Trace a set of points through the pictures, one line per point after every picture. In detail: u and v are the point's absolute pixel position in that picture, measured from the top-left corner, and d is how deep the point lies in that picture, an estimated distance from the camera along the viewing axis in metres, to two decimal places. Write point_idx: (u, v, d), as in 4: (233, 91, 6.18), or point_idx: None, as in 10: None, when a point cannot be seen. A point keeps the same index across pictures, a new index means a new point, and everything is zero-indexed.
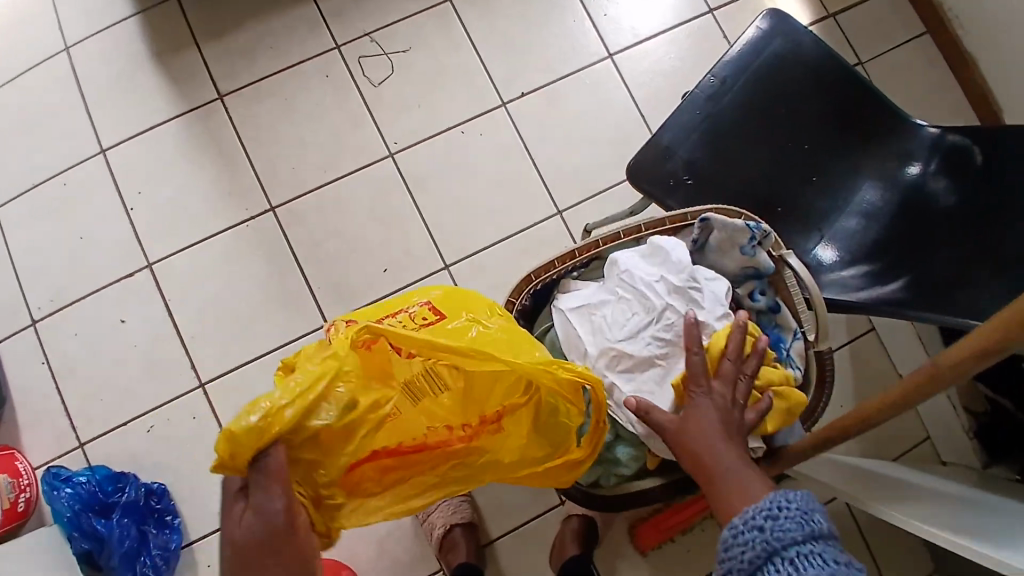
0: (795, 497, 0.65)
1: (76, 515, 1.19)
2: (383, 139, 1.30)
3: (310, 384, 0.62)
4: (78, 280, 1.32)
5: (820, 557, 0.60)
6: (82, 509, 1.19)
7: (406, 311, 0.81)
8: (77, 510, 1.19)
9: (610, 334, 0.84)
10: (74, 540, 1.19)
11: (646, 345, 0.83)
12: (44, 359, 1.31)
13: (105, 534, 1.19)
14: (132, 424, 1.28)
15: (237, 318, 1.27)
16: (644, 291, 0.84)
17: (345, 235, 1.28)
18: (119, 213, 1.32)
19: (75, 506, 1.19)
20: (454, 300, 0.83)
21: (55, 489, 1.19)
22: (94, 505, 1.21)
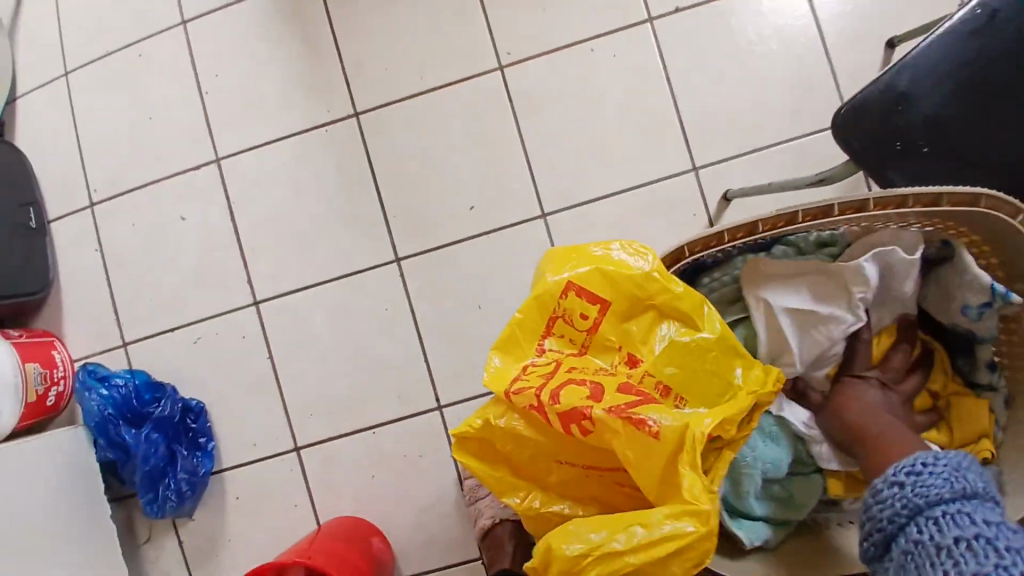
0: (940, 455, 0.59)
1: (108, 418, 1.10)
2: (495, 49, 1.09)
3: (655, 538, 0.54)
4: (139, 165, 1.19)
5: (969, 517, 0.53)
6: (114, 413, 1.10)
7: (568, 302, 0.64)
8: (107, 415, 1.10)
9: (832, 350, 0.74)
10: (102, 446, 1.11)
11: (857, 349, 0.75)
12: (98, 246, 1.19)
13: (132, 444, 1.09)
14: (175, 332, 1.15)
15: (302, 235, 1.11)
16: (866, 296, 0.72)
17: (435, 159, 1.09)
18: (192, 95, 1.17)
19: (107, 409, 1.10)
20: (618, 273, 0.64)
21: (90, 389, 1.11)
22: (125, 411, 1.11)
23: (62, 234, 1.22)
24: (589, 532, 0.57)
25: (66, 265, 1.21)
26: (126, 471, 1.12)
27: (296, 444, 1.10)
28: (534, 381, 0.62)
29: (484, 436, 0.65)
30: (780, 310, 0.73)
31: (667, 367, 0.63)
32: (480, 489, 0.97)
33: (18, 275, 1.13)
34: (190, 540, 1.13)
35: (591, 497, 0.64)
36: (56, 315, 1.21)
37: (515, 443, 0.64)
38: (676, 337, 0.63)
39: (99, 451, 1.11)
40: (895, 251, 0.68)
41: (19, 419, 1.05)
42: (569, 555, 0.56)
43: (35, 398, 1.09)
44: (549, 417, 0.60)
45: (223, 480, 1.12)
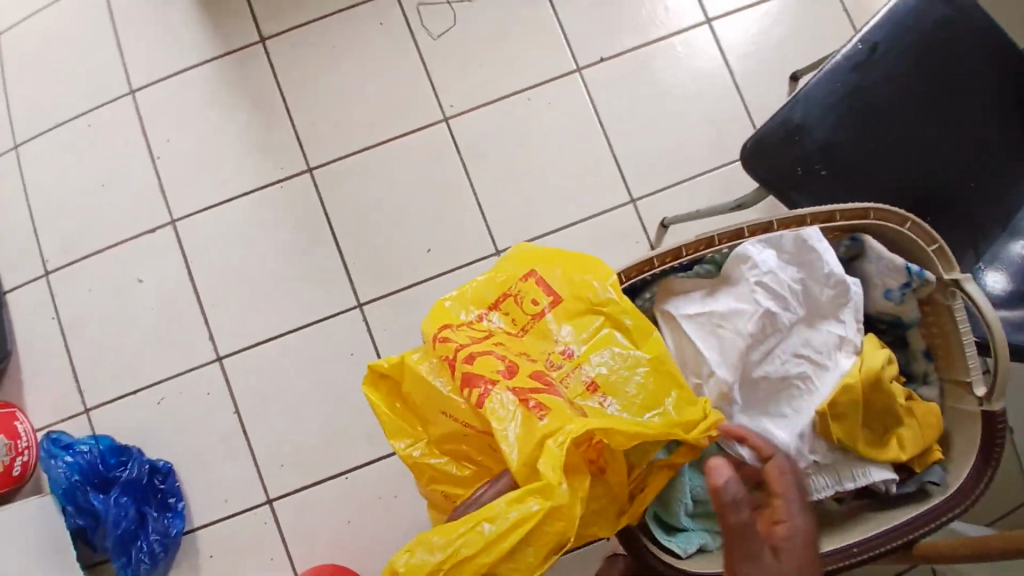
0: None
1: (74, 486, 1.09)
2: (438, 101, 1.16)
3: (504, 530, 0.55)
4: (95, 231, 1.20)
5: None
6: (80, 480, 1.10)
7: (516, 294, 0.69)
8: (74, 482, 1.09)
9: (746, 355, 0.67)
10: (70, 514, 1.10)
11: (788, 363, 0.69)
12: (55, 315, 1.20)
13: (99, 510, 1.08)
14: (140, 395, 1.15)
15: (263, 289, 1.14)
16: (786, 298, 0.68)
17: (389, 207, 1.14)
18: (145, 160, 1.20)
19: (72, 477, 1.09)
20: (573, 276, 0.68)
21: (53, 458, 1.10)
22: (91, 477, 1.10)
23: (17, 305, 1.22)
24: (441, 530, 0.56)
25: (22, 336, 1.21)
26: (96, 538, 1.11)
27: (268, 495, 1.11)
28: (462, 339, 0.66)
29: (391, 373, 0.68)
30: (682, 318, 0.69)
31: (591, 363, 0.65)
32: None
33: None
34: None
35: (468, 455, 0.65)
36: (14, 387, 1.20)
37: (417, 388, 0.66)
38: (610, 343, 0.66)
39: (68, 520, 1.10)
40: (784, 238, 0.67)
41: None
42: (421, 564, 0.55)
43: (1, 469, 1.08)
44: (456, 372, 0.63)
45: (196, 540, 1.12)
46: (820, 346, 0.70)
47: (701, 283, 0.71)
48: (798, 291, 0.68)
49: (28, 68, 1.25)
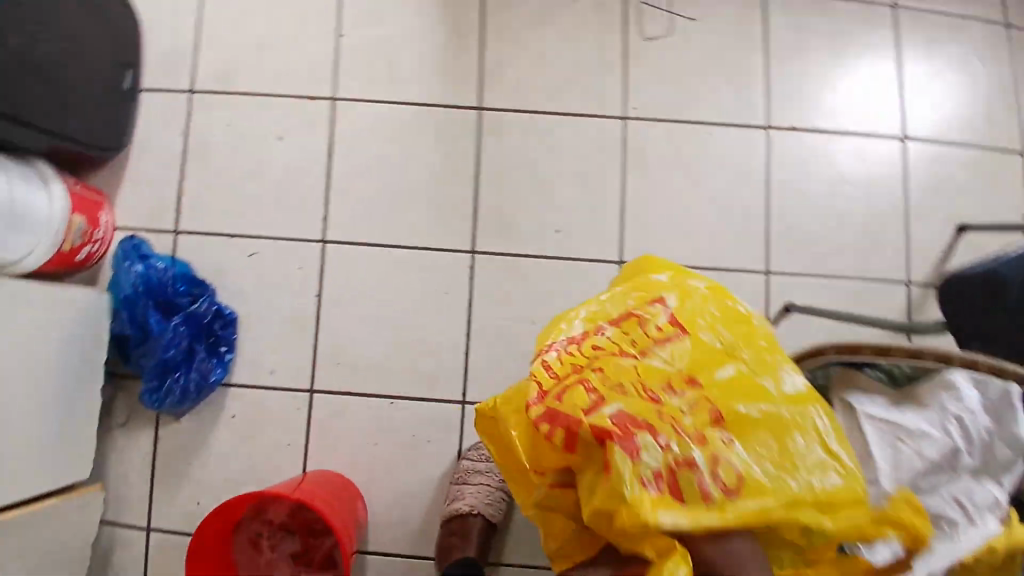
0: None
1: (136, 295, 1.06)
2: (624, 100, 1.16)
3: None
4: (253, 73, 1.19)
5: None
6: (144, 292, 1.06)
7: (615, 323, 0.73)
8: (138, 292, 1.06)
9: (919, 480, 0.70)
10: (118, 319, 1.07)
11: (951, 509, 0.69)
12: (182, 132, 1.18)
13: (151, 327, 1.05)
14: (235, 241, 1.14)
15: (389, 197, 1.14)
16: (974, 443, 0.70)
17: (538, 176, 1.15)
18: (328, 30, 1.19)
19: (138, 286, 1.06)
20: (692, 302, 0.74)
21: (129, 261, 1.08)
22: (155, 294, 1.07)
23: (148, 107, 1.19)
24: None
25: (140, 137, 1.19)
26: (130, 353, 1.08)
27: (312, 385, 1.12)
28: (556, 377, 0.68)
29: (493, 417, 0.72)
30: (864, 414, 0.74)
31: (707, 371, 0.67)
32: (459, 489, 1.01)
33: (98, 130, 1.10)
34: (170, 442, 1.11)
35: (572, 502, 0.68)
36: (108, 178, 1.18)
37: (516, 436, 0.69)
38: (727, 350, 0.69)
39: (114, 324, 1.07)
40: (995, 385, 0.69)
41: (44, 263, 1.03)
42: None
43: (67, 249, 1.07)
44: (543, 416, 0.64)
45: (224, 395, 1.11)
46: (990, 510, 0.68)
47: (892, 394, 0.75)
48: (989, 443, 0.70)
49: None
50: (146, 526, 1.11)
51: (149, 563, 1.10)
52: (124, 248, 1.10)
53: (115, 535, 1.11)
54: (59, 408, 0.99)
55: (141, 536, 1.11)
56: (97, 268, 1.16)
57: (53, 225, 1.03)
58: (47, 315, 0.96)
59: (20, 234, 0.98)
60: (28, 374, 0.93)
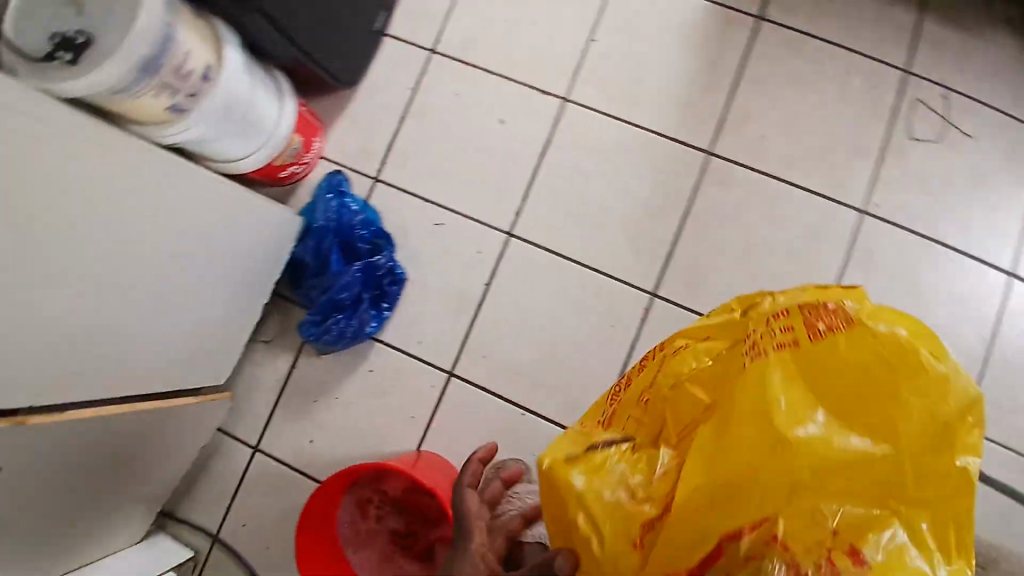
0: None
1: (325, 230, 1.06)
2: (867, 192, 1.08)
3: None
4: (495, 48, 1.14)
5: None
6: (333, 228, 1.07)
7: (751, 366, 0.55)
8: (328, 226, 1.06)
9: None
10: (301, 246, 1.07)
11: None
12: (411, 87, 1.15)
13: (330, 267, 1.06)
14: (427, 206, 1.13)
15: (588, 214, 1.10)
16: None
17: (751, 243, 1.07)
18: (584, 29, 1.13)
19: (330, 222, 1.06)
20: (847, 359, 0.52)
21: (331, 193, 1.08)
22: (341, 234, 1.07)
23: (384, 50, 1.16)
24: None
25: (368, 80, 1.16)
26: (301, 280, 1.08)
27: (452, 368, 1.10)
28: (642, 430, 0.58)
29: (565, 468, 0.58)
30: None
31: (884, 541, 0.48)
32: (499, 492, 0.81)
33: (340, 62, 1.06)
34: (303, 374, 1.12)
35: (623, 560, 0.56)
36: (324, 108, 1.15)
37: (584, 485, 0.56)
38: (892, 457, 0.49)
39: (296, 249, 1.08)
40: None
41: (253, 169, 1.01)
42: None
43: (277, 163, 1.04)
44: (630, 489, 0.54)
45: (369, 348, 1.12)
46: None
47: None
48: None
49: None
50: (253, 446, 1.12)
51: (245, 481, 1.12)
52: (326, 181, 1.10)
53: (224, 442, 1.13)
54: (219, 318, 0.98)
55: (245, 454, 1.12)
56: (293, 192, 1.13)
57: (271, 134, 0.98)
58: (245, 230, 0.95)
59: (244, 138, 0.94)
60: (209, 280, 0.93)
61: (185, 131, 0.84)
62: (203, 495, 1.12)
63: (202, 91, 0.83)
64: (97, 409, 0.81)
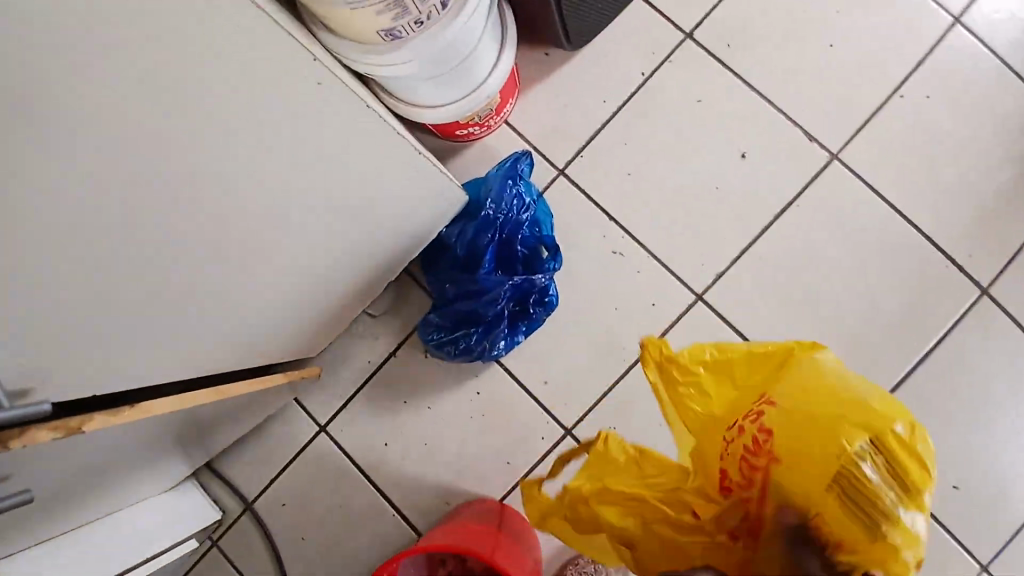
0: None
1: (489, 223, 0.84)
2: None
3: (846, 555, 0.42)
4: (769, 64, 0.88)
5: None
6: (498, 223, 0.84)
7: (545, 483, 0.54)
8: (495, 218, 0.84)
9: None
10: (453, 230, 0.86)
11: None
12: (645, 74, 0.89)
13: (480, 269, 0.85)
14: (611, 226, 0.90)
15: (805, 308, 0.88)
16: None
17: (985, 411, 0.86)
18: (887, 79, 0.88)
19: (498, 215, 0.84)
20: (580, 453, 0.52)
21: (510, 180, 0.84)
22: (504, 232, 0.85)
23: (629, 15, 0.90)
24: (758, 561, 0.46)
25: (595, 43, 0.90)
26: (440, 268, 0.88)
27: (572, 426, 0.90)
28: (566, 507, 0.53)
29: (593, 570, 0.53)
30: None
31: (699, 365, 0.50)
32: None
33: (577, 12, 0.80)
34: (402, 367, 0.93)
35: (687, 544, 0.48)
36: (532, 61, 0.90)
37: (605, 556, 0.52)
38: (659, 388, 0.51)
39: (445, 231, 0.86)
40: None
41: (433, 122, 0.78)
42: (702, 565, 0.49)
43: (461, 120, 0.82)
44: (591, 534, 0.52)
45: (486, 368, 0.92)
46: None
47: None
48: None
49: None
50: (320, 425, 0.95)
51: (297, 460, 0.95)
52: (506, 160, 0.86)
53: (291, 408, 0.96)
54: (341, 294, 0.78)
55: (308, 430, 0.95)
56: (459, 150, 0.91)
57: (470, 87, 0.75)
58: (418, 209, 0.72)
59: (443, 85, 0.71)
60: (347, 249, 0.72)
61: (385, 61, 0.62)
62: (249, 456, 0.96)
63: (430, 22, 0.59)
64: (176, 401, 0.59)
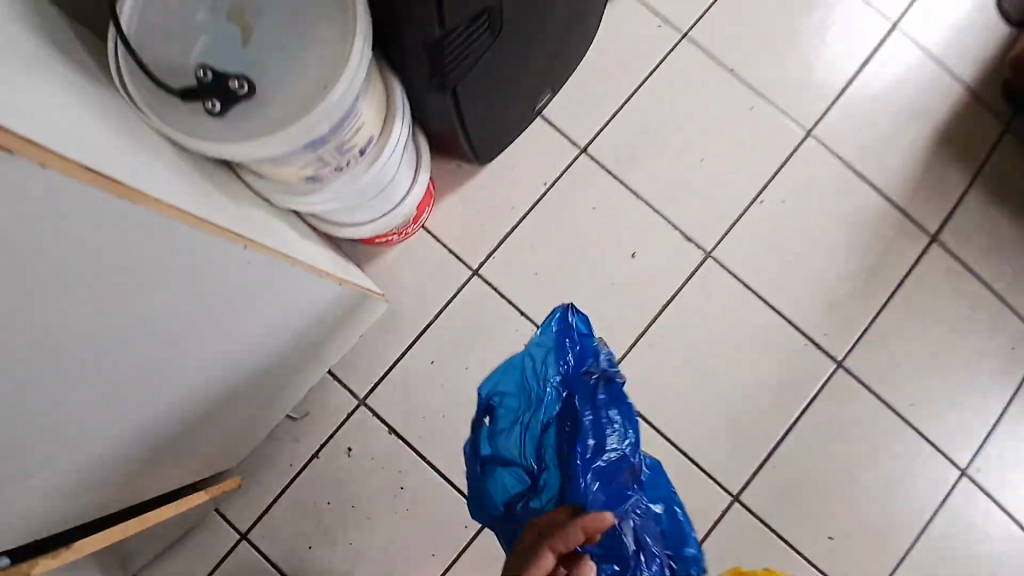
0: None
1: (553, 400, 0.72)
2: (970, 452, 1.04)
3: None
4: (655, 176, 1.02)
5: None
6: (571, 427, 0.72)
7: None
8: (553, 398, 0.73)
9: None
10: (501, 440, 0.72)
11: None
12: (548, 183, 1.00)
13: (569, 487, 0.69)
14: (524, 322, 0.97)
15: (698, 389, 0.99)
16: None
17: (844, 468, 1.02)
18: (751, 187, 1.03)
19: (557, 393, 0.73)
20: None
21: (568, 343, 0.75)
22: (572, 423, 0.72)
23: (530, 135, 1.01)
24: None
25: (501, 157, 1.00)
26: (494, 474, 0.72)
27: None
28: None
29: None
30: None
31: None
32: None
33: (483, 137, 0.86)
34: (327, 469, 0.95)
35: None
36: (444, 173, 0.99)
37: None
38: None
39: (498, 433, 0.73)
40: None
41: (354, 237, 0.83)
42: None
43: (379, 233, 0.87)
44: None
45: (411, 464, 0.95)
46: None
47: None
48: None
49: (765, 10, 1.08)
50: (241, 533, 0.93)
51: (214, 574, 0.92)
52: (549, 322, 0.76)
53: (209, 519, 0.93)
54: (259, 402, 0.80)
55: (227, 540, 0.93)
56: (378, 253, 0.98)
57: (390, 208, 0.80)
58: (321, 316, 0.77)
59: (362, 210, 0.77)
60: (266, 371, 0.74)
61: (306, 203, 0.67)
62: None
63: (351, 168, 0.65)
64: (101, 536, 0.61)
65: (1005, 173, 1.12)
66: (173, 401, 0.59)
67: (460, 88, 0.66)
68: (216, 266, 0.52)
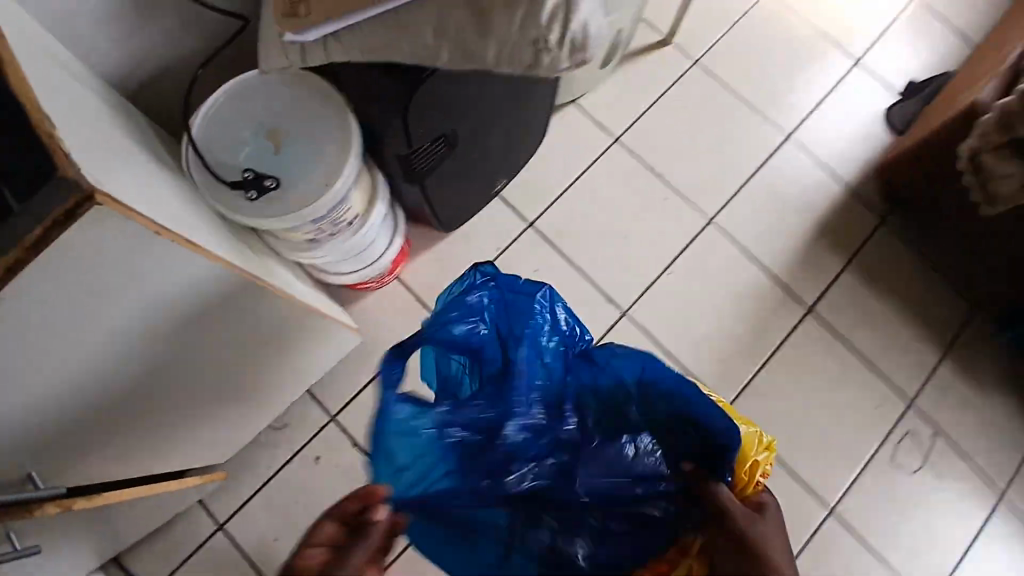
0: None
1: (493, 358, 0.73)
2: (842, 491, 1.24)
3: None
4: (585, 248, 1.27)
5: None
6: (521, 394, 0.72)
7: None
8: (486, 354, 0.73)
9: None
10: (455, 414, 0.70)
11: None
12: (500, 249, 1.25)
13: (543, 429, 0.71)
14: None
15: None
16: None
17: None
18: (662, 261, 1.28)
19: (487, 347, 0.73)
20: None
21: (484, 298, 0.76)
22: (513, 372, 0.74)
23: (488, 210, 1.26)
24: None
25: (464, 227, 1.25)
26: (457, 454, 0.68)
27: None
28: None
29: None
30: None
31: None
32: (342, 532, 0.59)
33: (449, 213, 1.12)
34: (299, 472, 1.15)
35: None
36: (416, 236, 1.24)
37: None
38: None
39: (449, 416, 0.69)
40: None
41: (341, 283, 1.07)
42: None
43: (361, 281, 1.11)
44: None
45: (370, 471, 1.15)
46: None
47: None
48: None
49: (683, 123, 1.37)
50: (221, 522, 1.12)
51: (195, 555, 1.11)
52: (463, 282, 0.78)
53: (196, 508, 1.12)
54: (258, 410, 1.01)
55: (208, 527, 1.12)
56: (357, 297, 1.21)
57: (371, 263, 1.04)
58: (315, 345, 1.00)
59: (349, 264, 1.00)
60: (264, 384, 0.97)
61: (307, 257, 0.90)
62: (149, 553, 1.10)
63: (342, 234, 0.89)
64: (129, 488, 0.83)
65: (883, 260, 1.36)
66: (190, 392, 0.82)
67: (426, 181, 0.91)
68: (245, 303, 0.76)
